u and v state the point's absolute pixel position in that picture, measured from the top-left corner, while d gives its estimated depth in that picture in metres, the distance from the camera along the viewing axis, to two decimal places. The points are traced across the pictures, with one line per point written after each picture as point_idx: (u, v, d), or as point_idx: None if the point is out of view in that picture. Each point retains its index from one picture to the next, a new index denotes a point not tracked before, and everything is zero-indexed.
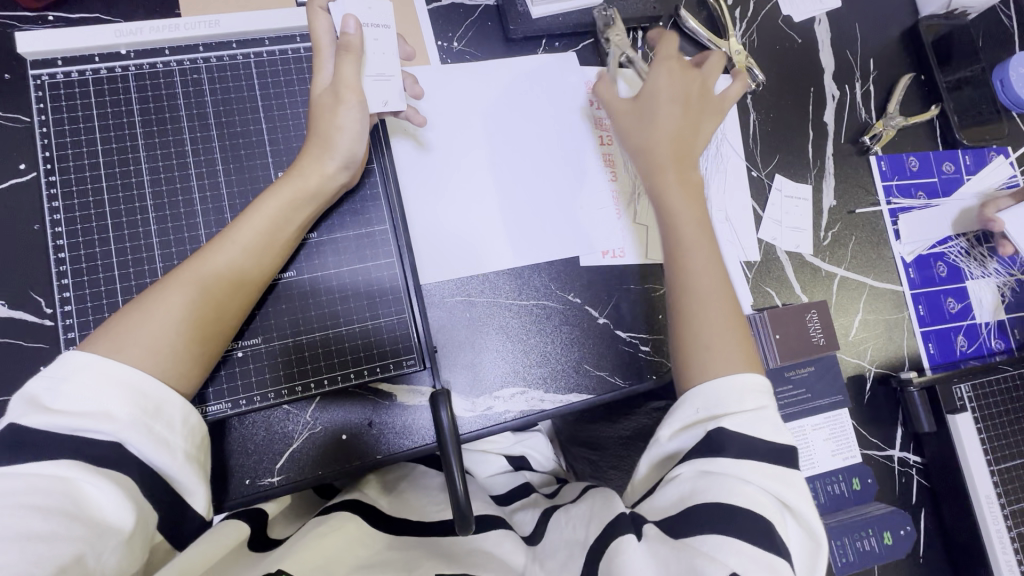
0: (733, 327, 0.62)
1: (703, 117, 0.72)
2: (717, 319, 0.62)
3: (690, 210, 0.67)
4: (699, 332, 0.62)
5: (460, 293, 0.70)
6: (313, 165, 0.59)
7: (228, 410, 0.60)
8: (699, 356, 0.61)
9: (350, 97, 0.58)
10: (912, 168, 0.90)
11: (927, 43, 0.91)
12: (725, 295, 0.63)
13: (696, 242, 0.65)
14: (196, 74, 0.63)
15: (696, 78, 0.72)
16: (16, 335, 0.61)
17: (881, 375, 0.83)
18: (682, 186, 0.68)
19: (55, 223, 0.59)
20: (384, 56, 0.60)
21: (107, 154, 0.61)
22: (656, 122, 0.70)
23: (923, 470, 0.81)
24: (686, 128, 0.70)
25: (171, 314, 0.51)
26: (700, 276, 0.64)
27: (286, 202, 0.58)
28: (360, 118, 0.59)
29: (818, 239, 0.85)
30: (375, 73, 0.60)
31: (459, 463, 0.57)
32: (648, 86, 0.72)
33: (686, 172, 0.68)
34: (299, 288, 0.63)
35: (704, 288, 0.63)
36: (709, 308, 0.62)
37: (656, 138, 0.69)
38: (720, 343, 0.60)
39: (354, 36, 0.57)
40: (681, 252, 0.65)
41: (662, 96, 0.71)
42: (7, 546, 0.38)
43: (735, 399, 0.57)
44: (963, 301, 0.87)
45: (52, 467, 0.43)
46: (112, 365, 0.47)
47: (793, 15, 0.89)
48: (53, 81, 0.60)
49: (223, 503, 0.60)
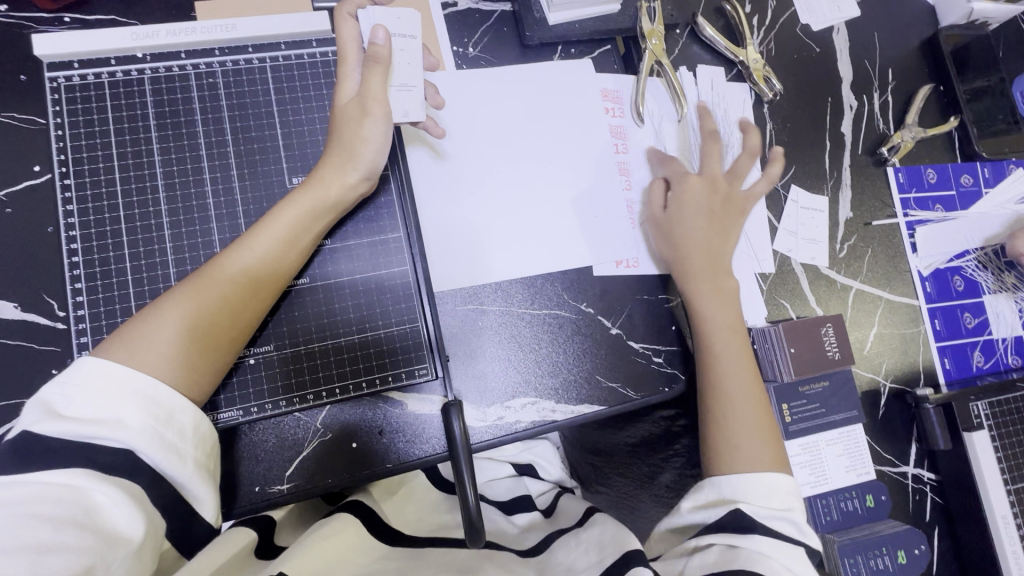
0: (762, 434, 0.65)
1: (727, 219, 0.75)
2: (748, 424, 0.66)
3: (724, 315, 0.71)
4: (731, 431, 0.66)
5: (471, 302, 0.70)
6: (334, 176, 0.58)
7: (239, 417, 0.60)
8: (729, 454, 0.65)
9: (376, 110, 0.57)
10: (929, 180, 0.89)
11: (947, 53, 0.90)
12: (753, 398, 0.68)
13: (729, 351, 0.70)
14: (211, 79, 0.63)
15: (717, 179, 0.76)
16: (30, 339, 0.61)
17: (896, 391, 0.82)
18: (716, 294, 0.72)
19: (69, 227, 0.58)
20: (410, 67, 0.59)
21: (122, 158, 0.60)
22: (689, 232, 0.73)
23: (937, 487, 0.80)
24: (715, 239, 0.73)
25: (186, 321, 0.51)
26: (732, 387, 0.68)
27: (305, 210, 0.57)
28: (384, 130, 0.58)
29: (834, 251, 0.84)
30: (399, 84, 0.59)
31: (472, 484, 0.56)
32: (675, 196, 0.74)
33: (720, 282, 0.72)
34: (313, 295, 0.63)
35: (730, 394, 0.67)
36: (738, 416, 0.66)
37: (689, 249, 0.72)
38: (748, 446, 0.65)
39: (383, 47, 0.56)
40: (716, 355, 0.69)
41: (692, 208, 0.73)
42: (15, 558, 0.38)
43: (762, 497, 0.61)
44: (980, 316, 0.86)
45: (63, 476, 0.42)
46: (124, 372, 0.46)
47: (811, 23, 0.88)
48: (68, 83, 0.60)
49: (232, 509, 0.60)
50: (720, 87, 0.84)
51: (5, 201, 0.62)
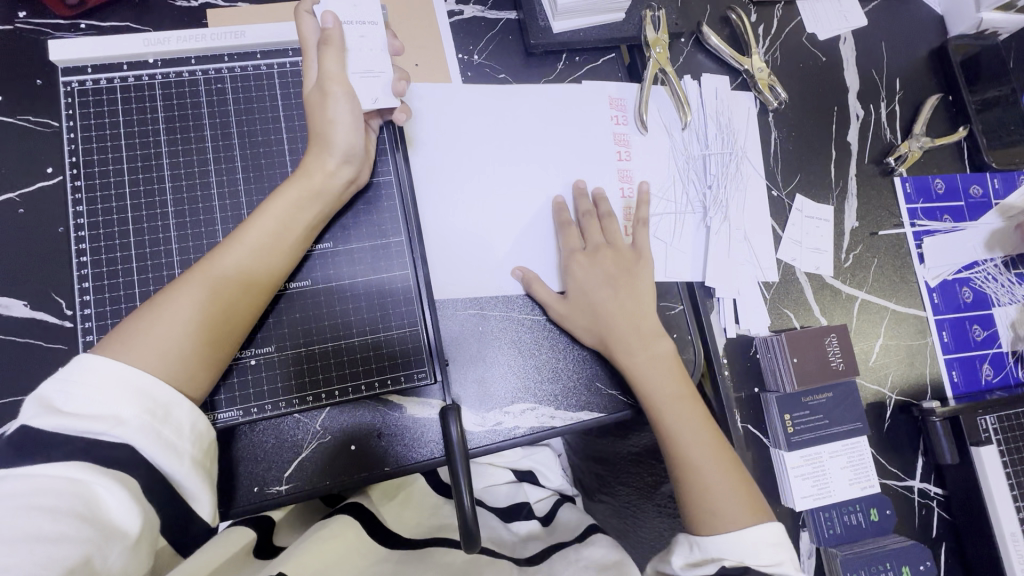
0: (733, 487, 0.63)
1: (632, 286, 0.71)
2: (720, 481, 0.63)
3: (664, 379, 0.67)
4: (704, 496, 0.62)
5: (472, 307, 0.70)
6: (316, 164, 0.60)
7: (238, 417, 0.60)
8: (707, 520, 0.62)
9: (337, 89, 0.58)
10: (937, 191, 0.88)
11: (956, 63, 0.89)
12: (719, 453, 0.64)
13: (681, 415, 0.66)
14: (220, 84, 0.64)
15: (611, 248, 0.72)
16: (38, 336, 0.62)
17: (902, 403, 0.80)
18: (652, 363, 0.67)
19: (78, 227, 0.60)
20: (372, 52, 0.60)
21: (130, 160, 0.62)
22: (598, 312, 0.69)
23: (944, 502, 0.79)
24: (628, 303, 0.70)
25: (181, 317, 0.52)
26: (693, 455, 0.64)
27: (294, 202, 0.58)
28: (350, 111, 0.59)
29: (839, 260, 0.83)
30: (361, 70, 0.59)
31: (468, 487, 0.56)
32: (574, 282, 0.70)
33: (652, 345, 0.68)
34: (313, 297, 0.64)
35: (694, 461, 0.63)
36: (703, 481, 0.63)
37: (604, 331, 0.68)
38: (723, 506, 0.62)
39: (334, 29, 0.58)
40: (667, 428, 0.65)
41: (593, 289, 0.70)
42: (18, 547, 0.38)
43: (752, 555, 0.60)
44: (990, 328, 0.84)
45: (64, 469, 0.43)
46: (117, 368, 0.47)
47: (817, 33, 0.88)
48: (82, 87, 0.62)
49: (231, 509, 0.60)
50: (724, 96, 0.83)
51: (19, 202, 0.63)
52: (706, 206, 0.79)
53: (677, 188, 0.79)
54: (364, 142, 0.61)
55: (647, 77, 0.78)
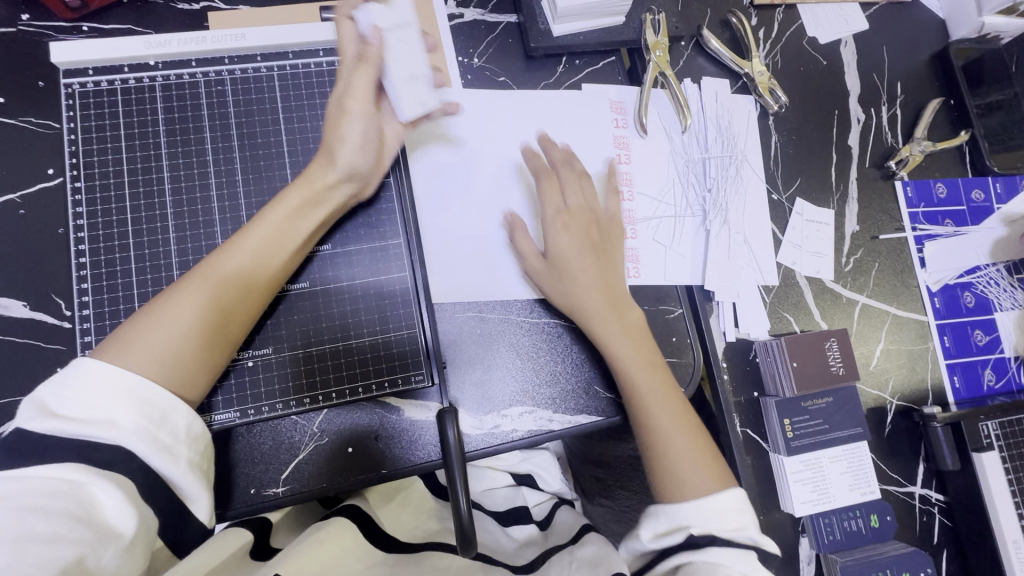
0: (701, 455, 0.63)
1: (607, 255, 0.70)
2: (689, 449, 0.62)
3: (638, 347, 0.67)
4: (674, 463, 0.62)
5: (471, 309, 0.70)
6: (319, 173, 0.60)
7: (235, 419, 0.60)
8: (676, 488, 0.61)
9: (356, 107, 0.58)
10: (939, 195, 0.87)
11: (957, 67, 0.89)
12: (687, 422, 0.64)
13: (652, 383, 0.65)
14: (220, 86, 0.64)
15: (589, 213, 0.71)
16: (37, 337, 0.62)
17: (903, 408, 0.80)
18: (626, 331, 0.67)
19: (78, 228, 0.60)
20: (410, 57, 0.60)
21: (130, 161, 0.62)
22: (577, 274, 0.68)
23: (946, 509, 0.78)
24: (605, 269, 0.69)
25: (178, 324, 0.51)
26: (664, 421, 0.64)
27: (294, 207, 0.59)
28: (363, 127, 0.59)
29: (839, 265, 0.83)
30: (406, 77, 0.59)
31: (464, 490, 0.55)
32: (551, 244, 0.69)
33: (626, 313, 0.68)
34: (311, 299, 0.64)
35: (664, 427, 0.63)
36: (672, 447, 0.62)
37: (583, 293, 0.67)
38: (692, 474, 0.61)
39: (374, 46, 0.58)
40: (641, 394, 0.64)
41: (573, 250, 0.68)
42: (9, 548, 0.38)
43: (717, 520, 0.59)
44: (991, 333, 0.84)
45: (59, 471, 0.43)
46: (116, 373, 0.47)
47: (818, 36, 0.88)
48: (83, 90, 0.62)
49: (227, 512, 0.60)
50: (725, 100, 0.83)
51: (19, 203, 0.64)
52: (706, 209, 0.79)
53: (678, 192, 0.79)
54: (371, 160, 0.61)
55: (647, 80, 0.78)
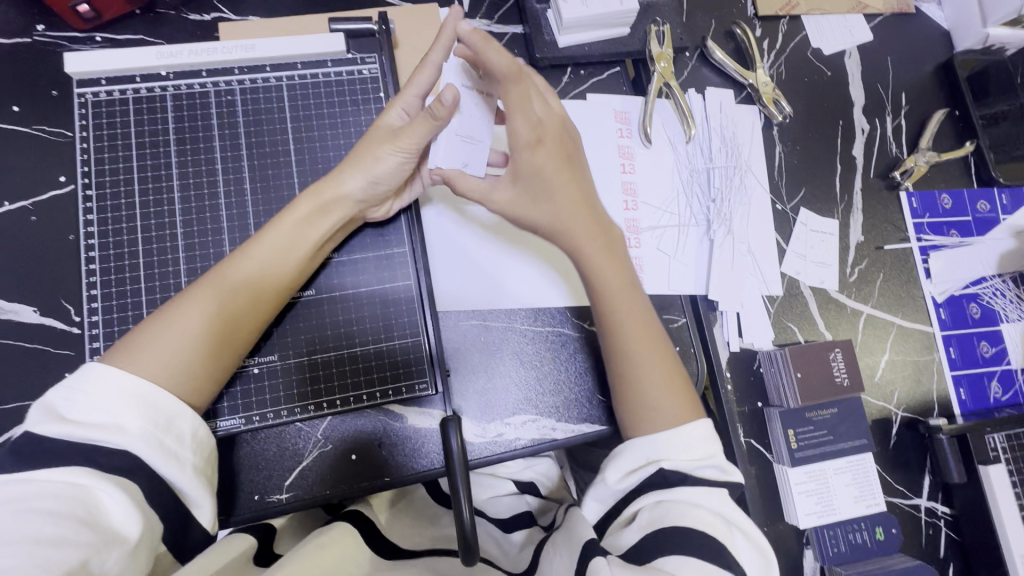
0: (673, 386, 0.59)
1: (582, 176, 0.64)
2: (661, 378, 0.59)
3: (612, 269, 0.63)
4: (644, 391, 0.58)
5: (474, 318, 0.71)
6: (329, 182, 0.60)
7: (240, 425, 0.61)
8: (647, 420, 0.57)
9: (401, 145, 0.59)
10: (944, 206, 0.87)
11: (962, 77, 0.89)
12: (661, 349, 0.61)
13: (630, 315, 0.61)
14: (229, 96, 0.65)
15: (559, 123, 0.63)
16: (46, 342, 0.63)
17: (909, 419, 0.79)
18: (602, 254, 0.63)
19: (88, 235, 0.60)
20: (471, 118, 0.60)
21: (141, 170, 0.63)
22: (547, 191, 0.62)
23: (951, 521, 0.78)
24: (575, 185, 0.63)
25: (188, 331, 0.52)
26: (635, 346, 0.60)
27: (304, 215, 0.59)
28: (398, 163, 0.60)
29: (844, 275, 0.83)
30: (463, 135, 0.61)
31: (467, 498, 0.55)
32: (516, 166, 0.62)
33: (600, 232, 0.63)
34: (317, 307, 0.64)
35: (637, 353, 0.60)
36: (643, 376, 0.59)
37: (553, 214, 0.62)
38: (664, 404, 0.57)
39: (444, 107, 0.55)
40: (613, 318, 0.61)
41: (541, 165, 0.62)
42: (15, 550, 0.38)
43: (682, 452, 0.55)
44: (998, 345, 0.84)
45: (63, 474, 0.43)
46: (129, 378, 0.47)
47: (821, 47, 0.89)
48: (95, 99, 0.63)
49: (231, 518, 0.60)
50: (729, 110, 0.84)
51: (32, 210, 0.65)
52: (710, 219, 0.79)
53: (682, 202, 0.80)
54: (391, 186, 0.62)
55: (652, 90, 0.79)
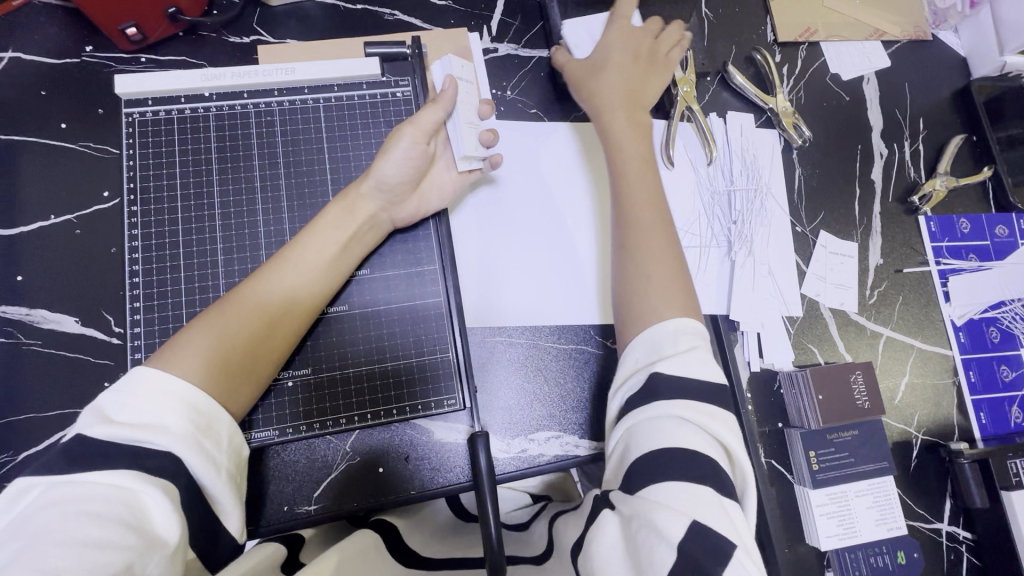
0: (664, 257, 0.64)
1: (651, 74, 0.76)
2: (654, 250, 0.64)
3: (636, 145, 0.71)
4: (641, 259, 0.64)
5: (499, 334, 0.72)
6: (355, 190, 0.63)
7: (273, 437, 0.62)
8: (644, 292, 0.62)
9: (409, 129, 0.62)
10: (962, 230, 0.88)
11: (979, 104, 0.91)
12: (663, 228, 0.66)
13: (646, 192, 0.68)
14: (269, 117, 0.68)
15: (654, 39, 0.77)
16: (85, 351, 0.65)
17: (929, 443, 0.79)
18: (631, 125, 0.72)
19: (133, 249, 0.63)
20: (468, 106, 0.68)
21: (184, 187, 0.65)
22: (609, 68, 0.74)
23: (973, 547, 0.77)
24: (637, 75, 0.75)
25: (220, 332, 0.53)
26: (643, 214, 0.66)
27: (336, 222, 0.61)
28: (408, 148, 0.62)
29: (864, 297, 0.83)
30: (466, 121, 0.68)
31: (495, 515, 0.56)
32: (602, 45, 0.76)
33: (637, 115, 0.73)
34: (349, 322, 0.66)
35: (642, 221, 0.66)
36: (644, 250, 0.64)
37: (604, 89, 0.73)
38: (658, 273, 0.62)
39: (448, 93, 0.65)
40: (628, 188, 0.68)
41: (616, 54, 0.75)
42: (65, 551, 0.39)
43: (670, 342, 0.57)
44: (1017, 369, 0.84)
45: (113, 476, 0.43)
46: (165, 381, 0.48)
47: (840, 73, 0.90)
48: (142, 118, 0.66)
49: (259, 528, 0.62)
50: (750, 133, 0.85)
51: (76, 223, 0.67)
52: (731, 240, 0.80)
53: (705, 223, 0.81)
54: (413, 177, 0.64)
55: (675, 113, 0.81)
